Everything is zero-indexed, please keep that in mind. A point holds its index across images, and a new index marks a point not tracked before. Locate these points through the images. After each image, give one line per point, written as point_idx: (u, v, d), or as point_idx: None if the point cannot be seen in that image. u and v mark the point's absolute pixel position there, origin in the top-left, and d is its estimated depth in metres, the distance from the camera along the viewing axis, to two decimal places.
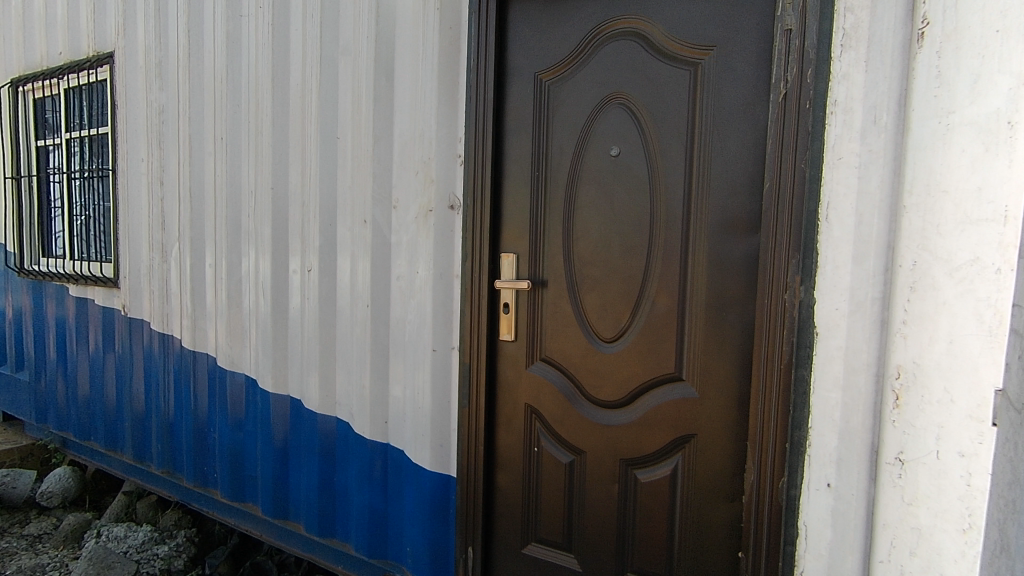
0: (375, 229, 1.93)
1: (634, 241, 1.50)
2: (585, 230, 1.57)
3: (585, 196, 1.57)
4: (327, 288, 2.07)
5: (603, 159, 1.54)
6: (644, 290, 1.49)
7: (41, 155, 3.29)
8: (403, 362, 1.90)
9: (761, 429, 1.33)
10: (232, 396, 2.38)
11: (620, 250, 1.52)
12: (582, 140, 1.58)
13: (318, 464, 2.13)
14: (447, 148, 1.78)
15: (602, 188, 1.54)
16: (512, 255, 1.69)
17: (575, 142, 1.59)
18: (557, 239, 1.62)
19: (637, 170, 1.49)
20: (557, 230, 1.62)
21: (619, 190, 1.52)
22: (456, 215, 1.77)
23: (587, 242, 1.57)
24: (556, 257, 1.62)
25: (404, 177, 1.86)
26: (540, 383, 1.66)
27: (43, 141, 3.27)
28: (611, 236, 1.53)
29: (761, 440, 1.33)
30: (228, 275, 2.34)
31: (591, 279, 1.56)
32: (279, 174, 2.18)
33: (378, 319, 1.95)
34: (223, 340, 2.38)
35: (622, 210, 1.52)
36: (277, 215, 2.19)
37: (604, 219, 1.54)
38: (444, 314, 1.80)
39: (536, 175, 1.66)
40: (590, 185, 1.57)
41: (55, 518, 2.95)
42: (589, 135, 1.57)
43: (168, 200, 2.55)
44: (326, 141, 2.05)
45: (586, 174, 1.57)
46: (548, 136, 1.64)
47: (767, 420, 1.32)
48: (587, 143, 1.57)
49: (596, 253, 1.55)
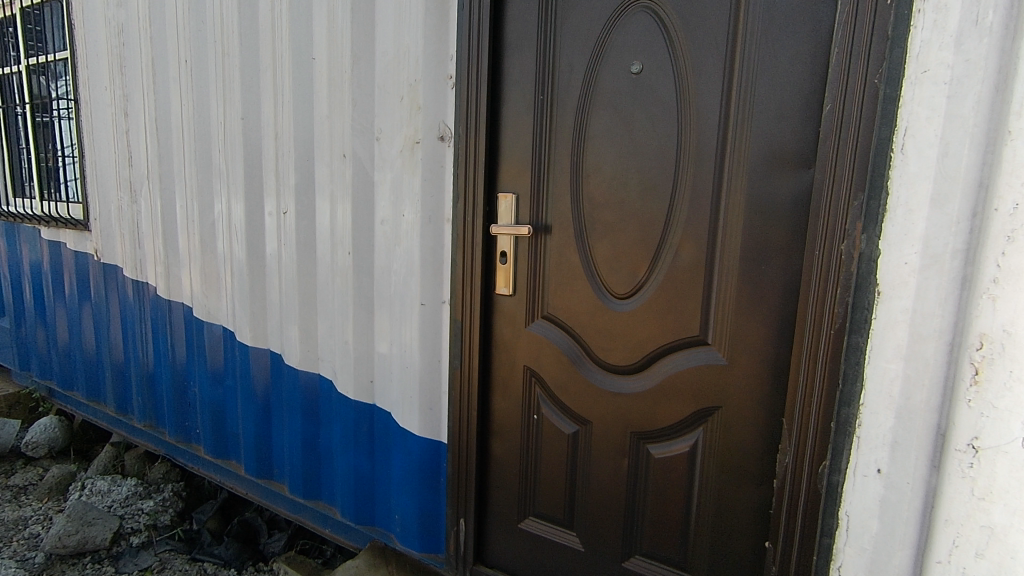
0: (357, 165, 1.69)
1: (658, 179, 1.25)
2: (597, 166, 1.32)
3: (597, 123, 1.31)
4: (306, 233, 1.85)
5: (621, 80, 1.27)
6: (665, 238, 1.25)
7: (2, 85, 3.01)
8: (389, 318, 1.70)
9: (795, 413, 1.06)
10: (211, 349, 2.20)
11: (639, 191, 1.27)
12: (597, 55, 1.30)
13: (301, 424, 1.97)
14: (436, 68, 1.50)
15: (618, 114, 1.28)
16: (512, 195, 1.43)
17: (587, 58, 1.31)
18: (563, 178, 1.37)
19: (662, 91, 1.22)
20: (565, 167, 1.36)
21: (639, 116, 1.25)
22: (446, 147, 1.52)
23: (599, 180, 1.32)
24: (561, 199, 1.38)
25: (388, 104, 1.60)
26: (540, 344, 1.45)
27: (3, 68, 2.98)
28: (628, 174, 1.28)
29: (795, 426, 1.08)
30: (201, 218, 2.12)
31: (604, 225, 1.32)
32: (250, 102, 1.92)
33: (361, 269, 1.73)
34: (198, 288, 2.18)
35: (641, 141, 1.26)
36: (249, 149, 1.94)
37: (621, 152, 1.28)
38: (434, 263, 1.58)
39: (540, 99, 1.38)
40: (603, 110, 1.30)
41: (41, 468, 2.87)
42: (605, 48, 1.28)
43: (134, 133, 2.30)
44: (299, 63, 1.77)
45: (599, 96, 1.30)
46: (554, 52, 1.36)
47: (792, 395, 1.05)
48: (603, 59, 1.29)
49: (609, 193, 1.31)
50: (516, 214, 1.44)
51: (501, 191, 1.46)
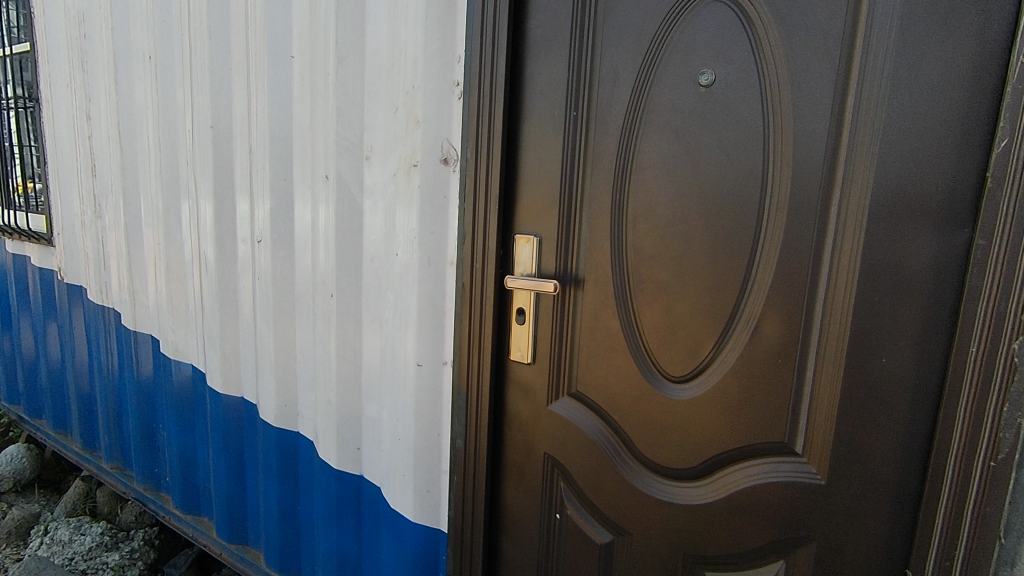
0: (342, 189, 1.37)
1: (733, 230, 0.92)
2: (649, 207, 0.99)
3: (650, 151, 0.98)
4: (282, 266, 1.55)
5: (685, 95, 0.94)
6: (741, 309, 0.93)
7: None
8: (380, 377, 1.39)
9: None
10: (179, 391, 1.92)
11: (707, 244, 0.95)
12: (651, 61, 0.97)
13: (277, 489, 1.68)
14: (439, 72, 1.18)
15: (679, 140, 0.95)
16: (534, 237, 1.12)
17: (638, 64, 0.98)
18: (601, 221, 1.05)
19: (743, 112, 0.89)
20: (605, 206, 1.04)
21: (708, 144, 0.93)
22: (451, 173, 1.20)
23: (651, 227, 1.00)
24: (599, 247, 1.06)
25: (381, 116, 1.29)
26: (566, 428, 1.14)
27: None
28: (692, 221, 0.96)
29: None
30: (169, 241, 1.83)
31: (656, 286, 1.00)
32: (221, 108, 1.61)
33: (346, 314, 1.43)
34: (166, 320, 1.89)
35: (712, 178, 0.93)
36: (220, 164, 1.64)
37: (682, 191, 0.96)
38: (433, 316, 1.27)
39: (573, 116, 1.06)
40: (658, 134, 0.97)
41: (7, 503, 2.64)
42: (663, 51, 0.96)
43: (96, 140, 2.01)
44: (275, 63, 1.46)
45: (654, 115, 0.97)
46: (592, 53, 1.03)
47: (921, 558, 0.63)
48: (660, 65, 0.96)
49: (663, 245, 0.99)
50: (539, 262, 1.12)
51: (520, 231, 1.14)
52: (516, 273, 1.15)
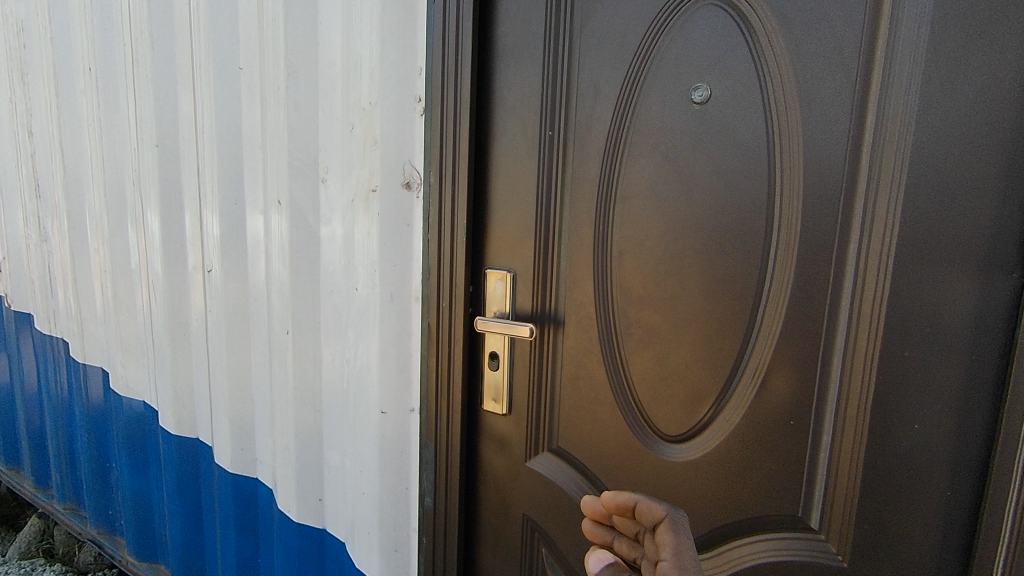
0: (296, 215, 1.23)
1: (735, 270, 0.79)
2: (637, 241, 0.86)
3: (637, 177, 0.85)
4: (235, 298, 1.40)
5: (677, 114, 0.81)
6: (746, 361, 0.80)
7: None
8: (341, 425, 1.26)
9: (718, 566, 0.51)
10: (131, 429, 1.76)
11: (704, 285, 0.82)
12: (638, 74, 0.84)
13: (235, 541, 1.53)
14: (398, 86, 1.05)
15: (672, 165, 0.83)
16: (510, 273, 0.98)
17: (622, 78, 0.85)
18: (583, 257, 0.92)
19: (744, 133, 0.77)
20: (586, 239, 0.91)
21: (704, 171, 0.80)
22: (413, 199, 1.07)
23: (639, 264, 0.87)
24: (581, 286, 0.93)
25: (337, 135, 1.15)
26: (547, 488, 1.00)
27: None
28: (687, 258, 0.83)
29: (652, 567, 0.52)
30: (115, 268, 1.68)
31: (647, 330, 0.87)
32: (166, 124, 1.46)
33: (303, 353, 1.28)
34: (115, 354, 1.74)
35: (709, 209, 0.80)
36: (166, 185, 1.49)
37: (675, 224, 0.83)
38: (398, 359, 1.13)
39: (549, 136, 0.92)
40: (646, 158, 0.84)
41: None
42: (649, 63, 0.83)
43: (39, 157, 1.85)
44: (222, 76, 1.32)
45: (641, 137, 0.85)
46: (570, 65, 0.90)
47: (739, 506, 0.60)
48: (646, 80, 0.83)
49: (653, 284, 0.86)
50: (514, 301, 0.98)
51: (492, 265, 1.01)
52: (489, 313, 1.01)
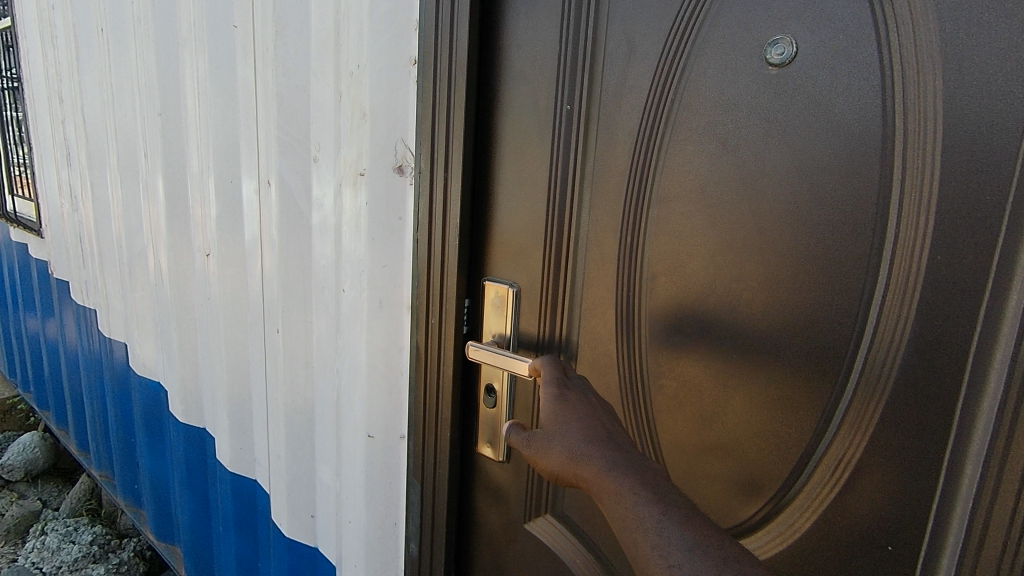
0: (285, 199, 1.07)
1: (818, 316, 0.54)
2: (677, 262, 0.63)
3: (682, 172, 0.61)
4: (231, 286, 1.27)
5: (744, 83, 0.56)
6: (824, 446, 0.56)
7: None
8: (332, 439, 1.10)
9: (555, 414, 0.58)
10: (148, 410, 1.71)
11: (769, 331, 0.58)
12: (690, 24, 0.58)
13: (236, 541, 1.44)
14: (388, 45, 0.84)
15: (732, 158, 0.57)
16: (512, 286, 0.77)
17: (667, 30, 0.60)
18: (605, 277, 0.69)
19: (846, 114, 0.51)
20: (610, 253, 0.68)
21: (781, 168, 0.55)
22: (403, 188, 0.87)
23: (679, 293, 0.63)
24: (601, 314, 0.70)
25: (327, 105, 0.96)
26: (547, 559, 0.80)
27: None
28: (747, 292, 0.59)
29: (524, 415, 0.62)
30: (131, 244, 1.60)
31: (686, 382, 0.64)
32: (168, 91, 1.33)
33: (294, 355, 1.14)
34: (133, 332, 1.68)
35: (785, 225, 0.55)
36: (170, 159, 1.37)
37: (733, 242, 0.59)
38: (387, 376, 0.95)
39: (566, 112, 0.68)
40: (696, 146, 0.60)
41: (18, 494, 2.59)
42: (707, 6, 0.57)
43: (69, 124, 1.79)
44: (218, 37, 1.17)
45: (691, 115, 0.60)
46: (596, 12, 0.65)
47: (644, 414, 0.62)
48: (701, 31, 0.58)
49: (696, 322, 0.62)
50: (516, 323, 0.78)
51: (492, 275, 0.80)
52: (487, 337, 0.81)
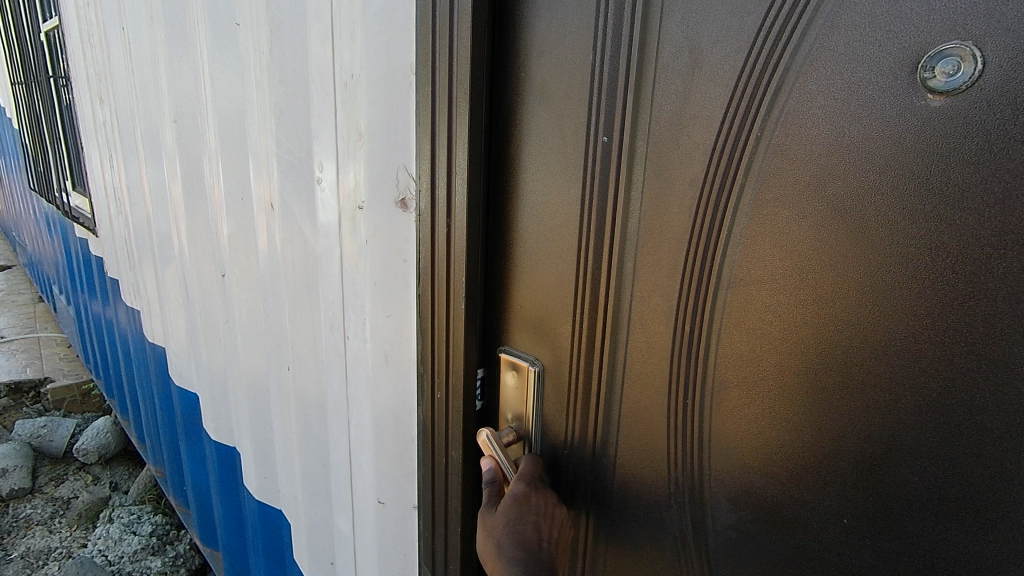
0: (292, 225, 0.94)
1: (988, 485, 0.35)
2: (757, 367, 0.44)
3: (769, 244, 0.41)
4: (246, 309, 1.17)
5: (876, 116, 0.35)
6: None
7: (30, 54, 2.63)
8: (345, 493, 0.98)
9: (518, 515, 0.54)
10: (186, 419, 1.68)
11: (901, 483, 0.39)
12: (791, 18, 0.38)
13: (266, 566, 1.38)
14: (386, 51, 0.67)
15: (852, 228, 0.38)
16: (533, 364, 0.60)
17: (753, 30, 0.39)
18: (654, 370, 0.51)
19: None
20: (661, 340, 0.50)
21: (936, 255, 0.35)
22: (406, 225, 0.70)
23: (761, 409, 0.45)
24: (648, 414, 0.53)
25: (324, 118, 0.81)
26: None
27: (26, 34, 2.59)
28: (866, 425, 0.40)
29: (492, 472, 0.60)
30: (163, 253, 1.54)
31: (769, 522, 0.47)
32: (182, 95, 1.23)
33: (307, 394, 1.02)
34: (170, 341, 1.64)
35: (936, 344, 0.36)
36: (188, 167, 1.28)
37: (845, 353, 0.39)
38: (395, 441, 0.81)
39: (603, 145, 0.50)
40: (794, 207, 0.40)
41: (92, 477, 2.71)
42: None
43: (108, 126, 1.76)
44: (221, 35, 1.04)
45: (785, 162, 0.40)
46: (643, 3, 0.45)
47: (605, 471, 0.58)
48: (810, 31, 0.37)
49: (785, 454, 0.44)
50: (540, 404, 0.62)
51: (509, 346, 0.63)
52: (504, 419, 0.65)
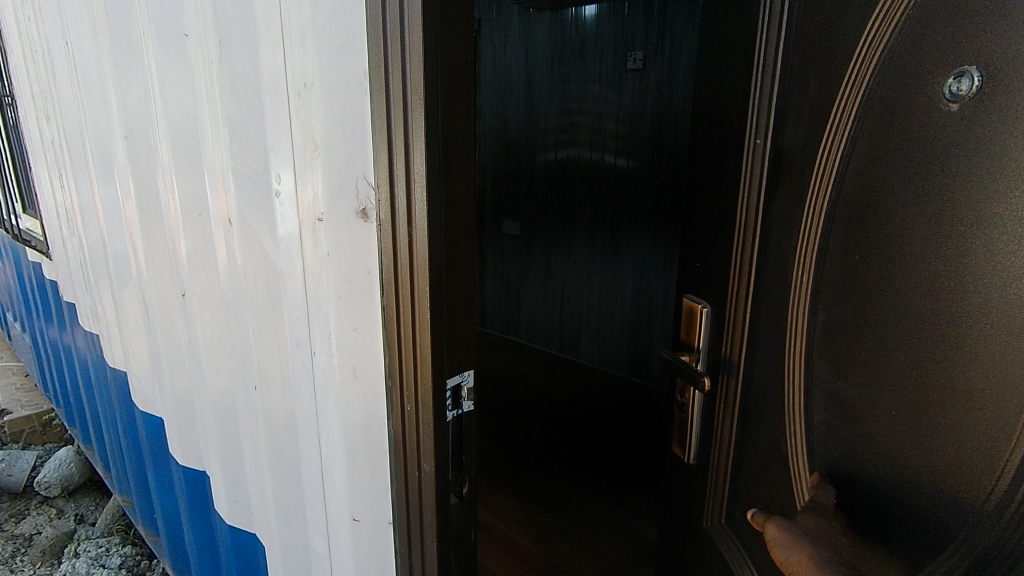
0: (253, 240, 0.91)
1: (972, 351, 0.49)
2: (845, 285, 0.62)
3: (859, 196, 0.60)
4: (210, 327, 1.13)
5: (910, 104, 0.53)
6: (991, 516, 0.49)
7: None
8: (320, 514, 0.95)
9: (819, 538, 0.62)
10: (152, 445, 1.62)
11: (933, 378, 0.53)
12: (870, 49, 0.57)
13: None
14: (338, 58, 0.66)
15: (906, 186, 0.55)
16: (704, 307, 0.87)
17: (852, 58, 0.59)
18: (782, 298, 0.72)
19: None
20: (793, 283, 0.70)
21: (948, 189, 0.50)
22: (368, 234, 0.69)
23: (849, 330, 0.62)
24: (777, 332, 0.74)
25: (279, 129, 0.79)
26: None
27: None
28: (905, 317, 0.55)
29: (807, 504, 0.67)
30: (120, 273, 1.49)
31: (843, 410, 0.63)
32: (131, 110, 1.19)
33: (275, 412, 0.99)
34: (131, 366, 1.58)
35: (942, 251, 0.51)
36: (141, 184, 1.23)
37: (901, 277, 0.56)
38: (367, 456, 0.79)
39: (758, 145, 0.73)
40: (871, 169, 0.58)
41: (56, 510, 2.60)
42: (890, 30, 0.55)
43: (56, 145, 1.69)
44: (169, 46, 1.00)
45: (865, 140, 0.59)
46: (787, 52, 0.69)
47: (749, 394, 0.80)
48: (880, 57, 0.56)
49: (854, 349, 0.61)
50: (710, 338, 0.87)
51: (696, 294, 0.91)
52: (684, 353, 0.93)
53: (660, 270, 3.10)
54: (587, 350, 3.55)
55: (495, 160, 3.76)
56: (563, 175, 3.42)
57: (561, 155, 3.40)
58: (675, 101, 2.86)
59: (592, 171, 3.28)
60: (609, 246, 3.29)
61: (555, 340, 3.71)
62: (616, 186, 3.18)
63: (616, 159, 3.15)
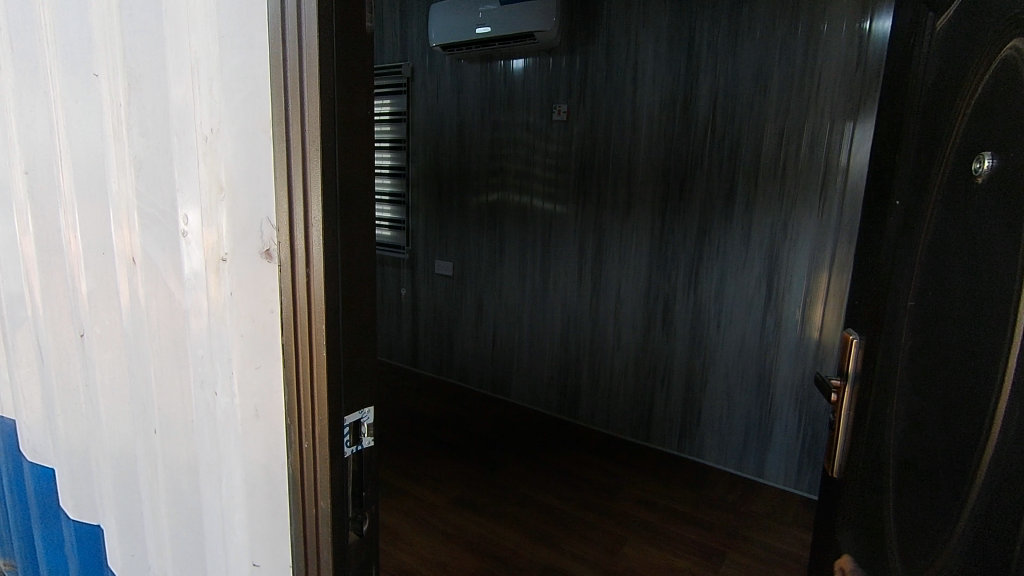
0: (159, 280, 0.90)
1: (976, 352, 0.64)
2: (923, 317, 0.77)
3: (932, 249, 0.76)
4: (109, 369, 1.09)
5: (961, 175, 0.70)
6: (984, 496, 0.60)
7: None
8: (221, 564, 0.92)
9: None
10: (39, 500, 1.49)
11: (960, 387, 0.66)
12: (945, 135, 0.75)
13: None
14: (245, 106, 0.69)
15: (959, 238, 0.69)
16: (855, 335, 0.96)
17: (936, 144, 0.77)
18: (887, 336, 0.87)
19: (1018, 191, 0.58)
20: (896, 321, 0.85)
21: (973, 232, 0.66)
22: (273, 275, 0.71)
23: (922, 353, 0.76)
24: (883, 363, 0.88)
25: (188, 170, 0.80)
26: None
27: None
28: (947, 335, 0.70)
29: None
30: (13, 313, 1.41)
31: (913, 419, 0.77)
32: (32, 145, 1.16)
33: (177, 457, 0.96)
34: (21, 413, 1.47)
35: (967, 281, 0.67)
36: (40, 222, 1.19)
37: (947, 306, 0.71)
38: (268, 498, 0.78)
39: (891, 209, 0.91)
40: (939, 225, 0.75)
41: None
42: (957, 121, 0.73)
43: None
44: (76, 84, 1.00)
45: (937, 206, 0.76)
46: (916, 122, 0.85)
47: (871, 408, 0.90)
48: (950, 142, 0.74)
49: (924, 367, 0.76)
50: (860, 365, 0.95)
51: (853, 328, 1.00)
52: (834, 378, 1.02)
53: (587, 310, 3.21)
54: (518, 389, 3.58)
55: (428, 201, 3.81)
56: (493, 217, 3.51)
57: (491, 198, 3.50)
58: (597, 149, 3.04)
59: (521, 214, 3.39)
60: (538, 287, 3.39)
61: (487, 380, 3.73)
62: (544, 228, 3.30)
63: (543, 202, 3.28)
